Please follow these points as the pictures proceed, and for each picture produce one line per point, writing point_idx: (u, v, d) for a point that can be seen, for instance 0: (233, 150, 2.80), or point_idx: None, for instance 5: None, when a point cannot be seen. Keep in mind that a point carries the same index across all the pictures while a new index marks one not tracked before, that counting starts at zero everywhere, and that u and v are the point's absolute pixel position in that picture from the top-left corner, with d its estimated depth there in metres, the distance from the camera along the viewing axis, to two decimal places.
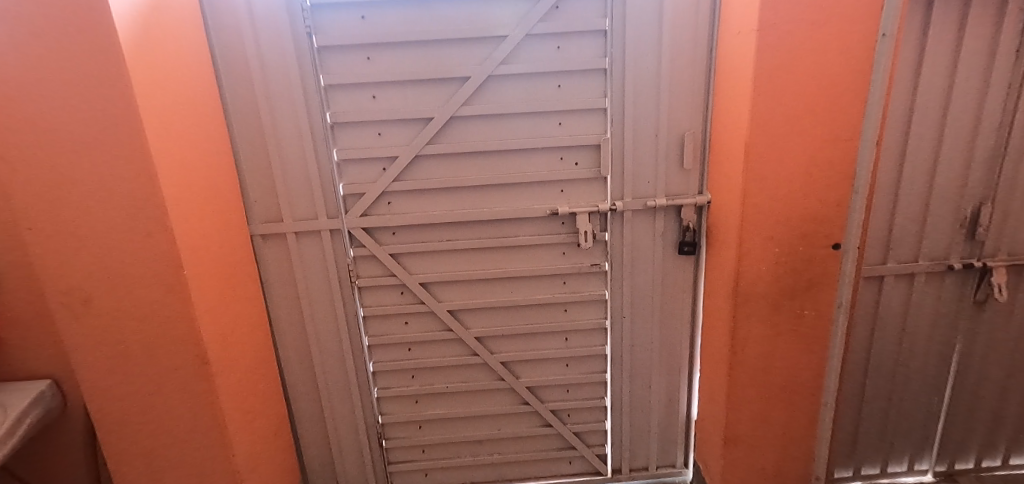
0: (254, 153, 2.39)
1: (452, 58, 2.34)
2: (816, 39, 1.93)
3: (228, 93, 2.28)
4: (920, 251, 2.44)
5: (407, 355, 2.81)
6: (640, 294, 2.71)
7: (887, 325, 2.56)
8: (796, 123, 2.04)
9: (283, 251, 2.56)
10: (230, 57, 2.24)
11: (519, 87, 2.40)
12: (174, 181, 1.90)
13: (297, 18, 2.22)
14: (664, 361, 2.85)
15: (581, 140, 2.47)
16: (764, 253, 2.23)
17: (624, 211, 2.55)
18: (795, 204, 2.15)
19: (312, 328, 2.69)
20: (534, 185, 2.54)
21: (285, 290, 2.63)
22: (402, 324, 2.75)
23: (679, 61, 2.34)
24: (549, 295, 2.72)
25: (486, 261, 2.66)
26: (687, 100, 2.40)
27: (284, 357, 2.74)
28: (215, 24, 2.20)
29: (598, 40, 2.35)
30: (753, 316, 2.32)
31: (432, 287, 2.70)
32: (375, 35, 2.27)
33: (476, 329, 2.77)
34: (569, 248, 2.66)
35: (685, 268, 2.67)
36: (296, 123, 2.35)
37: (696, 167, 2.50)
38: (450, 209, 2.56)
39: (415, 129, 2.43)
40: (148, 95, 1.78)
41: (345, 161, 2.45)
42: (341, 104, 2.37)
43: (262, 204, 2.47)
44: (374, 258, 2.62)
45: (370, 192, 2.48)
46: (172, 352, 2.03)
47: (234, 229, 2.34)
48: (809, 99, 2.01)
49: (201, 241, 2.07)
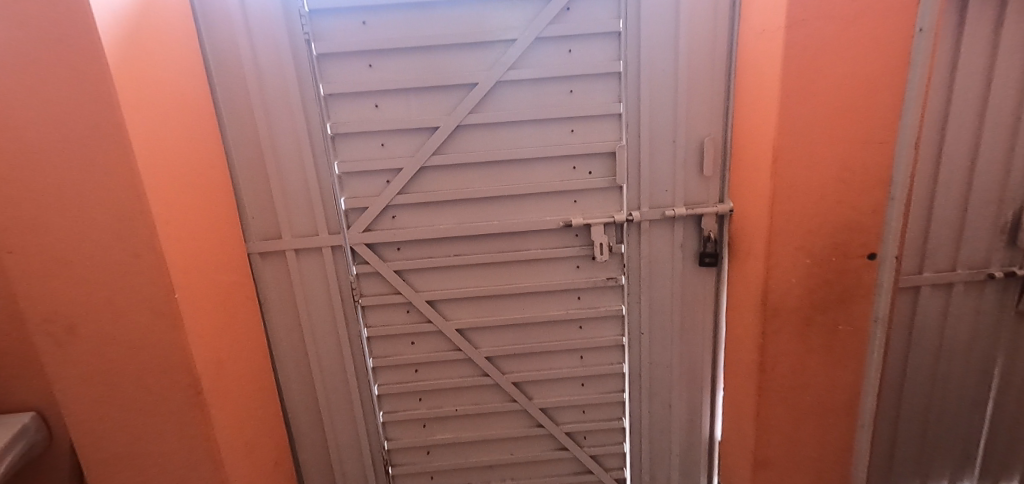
0: (251, 166, 2.27)
1: (457, 63, 2.22)
2: (847, 36, 1.81)
3: (223, 103, 2.17)
4: (958, 259, 2.29)
5: (413, 376, 2.67)
6: (658, 310, 2.57)
7: (923, 339, 2.41)
8: (827, 126, 1.91)
9: (283, 269, 2.43)
10: (225, 68, 2.13)
11: (529, 93, 2.28)
12: (162, 198, 1.77)
13: (295, 25, 2.11)
14: (685, 379, 2.70)
15: (595, 148, 2.34)
16: (794, 264, 2.09)
17: (641, 221, 2.41)
18: (827, 211, 2.00)
19: (313, 350, 2.55)
20: (545, 196, 2.41)
21: (286, 311, 2.49)
22: (408, 344, 2.61)
23: (698, 63, 2.22)
24: (563, 311, 2.59)
25: (496, 277, 2.53)
26: (706, 104, 2.28)
27: (284, 382, 2.60)
28: (209, 32, 2.09)
29: (611, 42, 2.23)
30: (783, 331, 2.17)
31: (439, 305, 2.56)
32: (377, 41, 2.15)
33: (486, 348, 2.63)
34: (583, 262, 2.52)
35: (706, 280, 2.53)
36: (295, 136, 2.24)
37: (716, 174, 2.37)
38: (458, 222, 2.43)
39: (419, 138, 2.31)
40: (134, 108, 1.66)
41: (347, 174, 2.33)
42: (343, 114, 2.25)
43: (259, 221, 2.35)
44: (378, 275, 2.48)
45: (373, 206, 2.36)
46: (163, 381, 1.90)
47: (229, 248, 2.21)
48: (843, 99, 1.87)
49: (194, 261, 1.94)
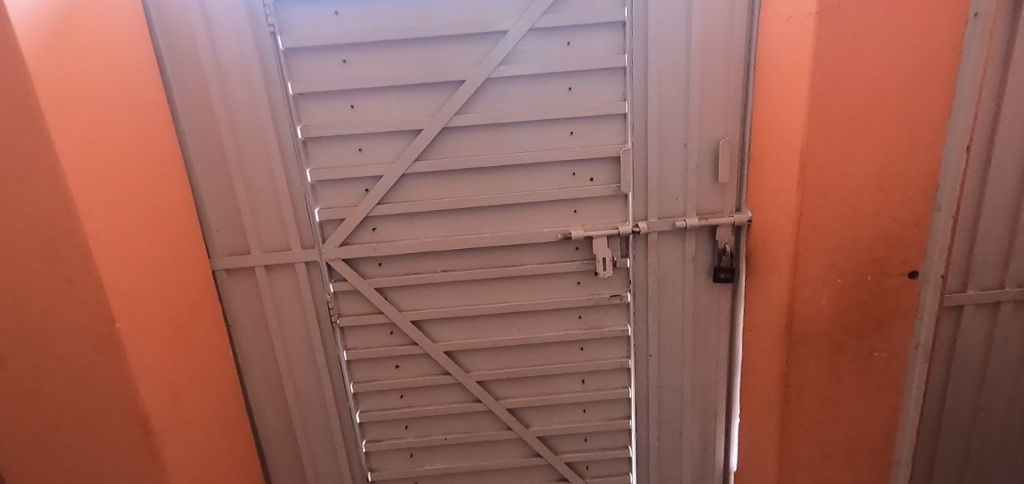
0: (215, 174, 2.04)
1: (442, 58, 1.98)
2: (891, 22, 1.55)
3: (181, 104, 1.94)
4: (1008, 276, 2.03)
5: (399, 402, 2.44)
6: (668, 330, 2.33)
7: (966, 364, 2.16)
8: (865, 126, 1.66)
9: (252, 286, 2.20)
10: (182, 65, 1.90)
11: (523, 91, 2.04)
12: (99, 214, 1.54)
13: (259, 16, 1.88)
14: (697, 405, 2.45)
15: (597, 152, 2.10)
16: (824, 283, 1.84)
17: (648, 232, 2.17)
18: (863, 224, 1.75)
19: (287, 375, 2.32)
20: (542, 205, 2.17)
21: (257, 332, 2.27)
22: (393, 368, 2.38)
23: (713, 57, 1.98)
24: (562, 332, 2.35)
25: (489, 295, 2.29)
26: (721, 102, 2.03)
27: (257, 409, 2.37)
28: (162, 25, 1.86)
29: (615, 33, 1.99)
30: (809, 357, 1.93)
31: (426, 326, 2.33)
32: (351, 34, 1.92)
33: (478, 372, 2.39)
34: (584, 277, 2.28)
35: (720, 297, 2.28)
36: (262, 141, 2.01)
37: (732, 180, 2.13)
38: (445, 235, 2.19)
39: (401, 142, 2.07)
40: (63, 111, 1.43)
41: (322, 183, 2.10)
42: (315, 116, 2.02)
43: (225, 234, 2.12)
44: (358, 292, 2.25)
45: (351, 217, 2.13)
46: (107, 420, 1.67)
47: (189, 266, 1.98)
48: (884, 96, 1.62)
49: (142, 284, 1.71)
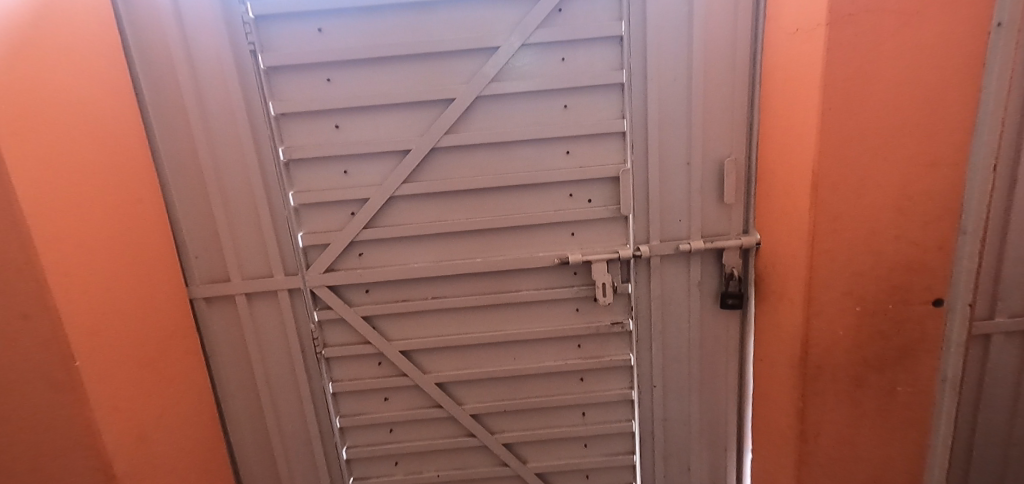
0: (193, 197, 1.94)
1: (432, 76, 1.89)
2: (907, 34, 1.45)
3: (157, 125, 1.86)
4: None
5: (388, 437, 2.29)
6: (673, 360, 2.18)
7: (996, 396, 2.00)
8: (881, 144, 1.54)
9: (232, 315, 2.09)
10: (159, 86, 1.83)
11: (517, 109, 1.95)
12: (60, 244, 1.44)
13: (239, 34, 1.80)
14: (706, 440, 2.30)
15: (594, 173, 1.99)
16: (841, 312, 1.71)
17: (651, 256, 2.04)
18: (883, 249, 1.62)
19: (269, 409, 2.19)
20: (538, 228, 2.06)
21: (237, 364, 2.14)
22: (381, 400, 2.24)
23: (716, 72, 1.88)
24: (561, 362, 2.21)
25: (482, 323, 2.17)
26: (726, 120, 1.93)
27: (238, 444, 2.24)
28: (139, 45, 1.79)
29: (612, 48, 1.90)
30: (827, 392, 1.78)
31: (416, 356, 2.20)
32: (335, 51, 1.84)
33: (471, 405, 2.25)
34: (584, 304, 2.16)
35: (729, 325, 2.15)
36: (243, 164, 1.91)
37: (739, 201, 2.01)
38: (436, 260, 2.08)
39: (389, 164, 1.98)
40: (20, 134, 1.34)
41: (305, 206, 2.00)
42: (298, 137, 1.93)
43: (204, 261, 2.01)
44: (344, 321, 2.13)
45: (336, 242, 2.02)
46: (67, 465, 1.54)
47: (163, 295, 1.87)
48: (901, 113, 1.51)
49: (109, 317, 1.60)
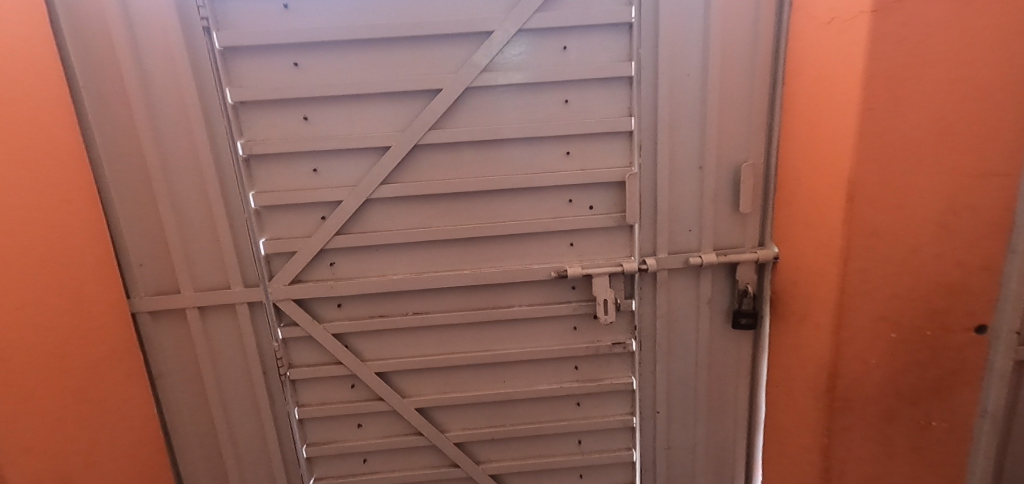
0: (136, 195, 1.68)
1: (415, 63, 1.67)
2: (963, 25, 1.26)
3: (92, 111, 1.60)
4: None
5: (361, 468, 2.05)
6: (679, 384, 1.98)
7: None
8: (926, 152, 1.36)
9: (183, 331, 1.82)
10: (95, 68, 1.57)
11: (511, 103, 1.73)
12: None
13: (190, 7, 1.55)
14: (712, 469, 2.10)
15: (597, 177, 1.78)
16: (872, 339, 1.52)
17: (658, 270, 1.84)
18: (925, 269, 1.43)
19: (225, 437, 1.93)
20: (533, 237, 1.84)
21: (189, 387, 1.88)
22: (354, 427, 2.00)
23: (734, 67, 1.69)
24: (555, 385, 2.00)
25: (469, 342, 1.94)
26: (743, 121, 1.74)
27: (189, 476, 1.97)
28: (68, 16, 1.52)
29: (619, 37, 1.69)
30: (854, 426, 1.60)
31: (394, 378, 1.96)
32: (304, 31, 1.59)
33: (455, 432, 2.02)
34: (582, 322, 1.94)
35: (740, 346, 1.96)
36: (195, 160, 1.66)
37: (754, 211, 1.82)
38: (418, 272, 1.85)
39: (366, 162, 1.74)
40: None
41: (268, 209, 1.76)
42: (261, 129, 1.69)
43: (149, 269, 1.75)
44: (312, 339, 1.89)
45: (304, 251, 1.77)
46: None
47: (97, 311, 1.61)
48: (950, 116, 1.32)
49: (21, 339, 1.34)
